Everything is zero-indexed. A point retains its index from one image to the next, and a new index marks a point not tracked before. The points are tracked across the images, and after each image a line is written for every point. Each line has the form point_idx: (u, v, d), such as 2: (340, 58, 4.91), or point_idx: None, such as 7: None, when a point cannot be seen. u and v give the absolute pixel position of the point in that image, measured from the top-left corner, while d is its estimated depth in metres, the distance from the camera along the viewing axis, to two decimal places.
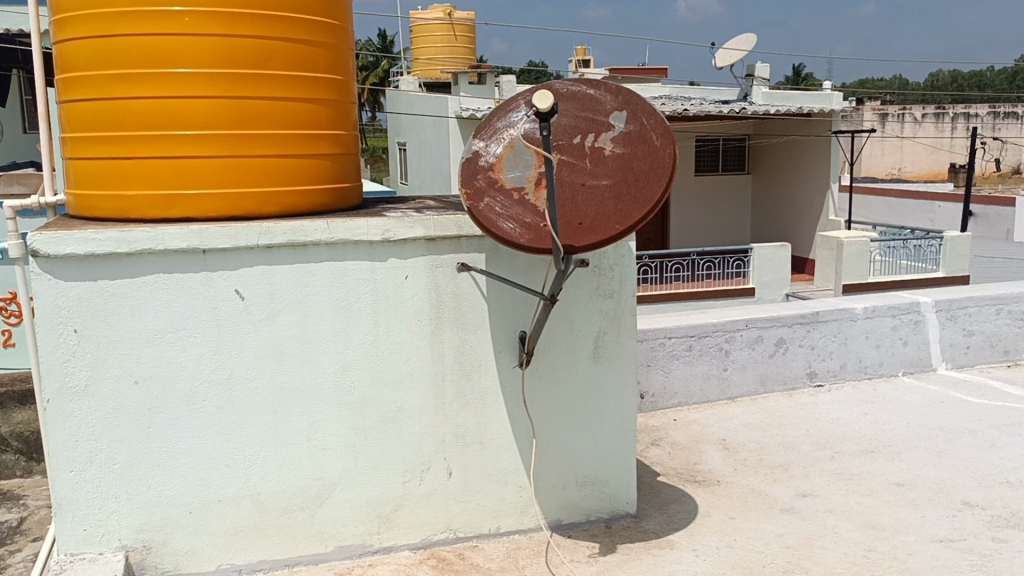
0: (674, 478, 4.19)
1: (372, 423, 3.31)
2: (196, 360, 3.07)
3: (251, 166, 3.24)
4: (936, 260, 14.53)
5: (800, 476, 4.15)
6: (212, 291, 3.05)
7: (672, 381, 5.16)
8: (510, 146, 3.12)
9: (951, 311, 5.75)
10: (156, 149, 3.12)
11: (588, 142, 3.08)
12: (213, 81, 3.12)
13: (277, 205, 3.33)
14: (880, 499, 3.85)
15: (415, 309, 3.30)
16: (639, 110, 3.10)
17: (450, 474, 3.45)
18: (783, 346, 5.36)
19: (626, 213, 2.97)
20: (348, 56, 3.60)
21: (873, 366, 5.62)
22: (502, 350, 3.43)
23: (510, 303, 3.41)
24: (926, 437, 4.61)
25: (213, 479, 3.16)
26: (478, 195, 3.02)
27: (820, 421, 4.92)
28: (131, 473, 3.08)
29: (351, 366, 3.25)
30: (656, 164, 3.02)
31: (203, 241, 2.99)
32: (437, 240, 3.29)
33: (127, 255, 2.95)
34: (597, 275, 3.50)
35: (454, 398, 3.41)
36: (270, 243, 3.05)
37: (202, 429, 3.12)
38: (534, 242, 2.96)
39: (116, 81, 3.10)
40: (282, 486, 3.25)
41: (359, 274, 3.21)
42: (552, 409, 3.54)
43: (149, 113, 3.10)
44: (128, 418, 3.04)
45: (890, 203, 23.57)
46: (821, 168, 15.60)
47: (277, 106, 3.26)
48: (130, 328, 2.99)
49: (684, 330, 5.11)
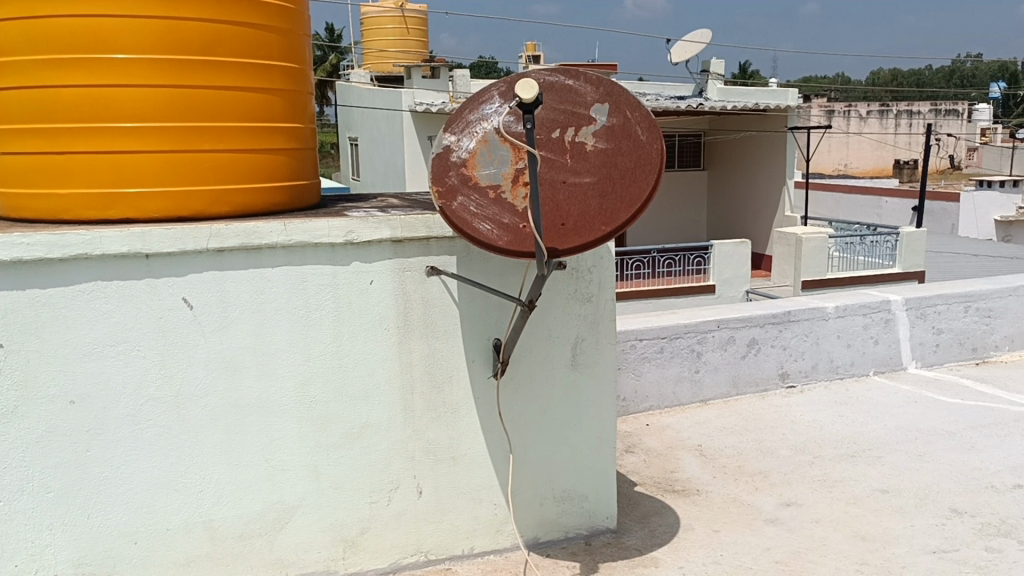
0: (652, 488, 4.01)
1: (335, 441, 3.06)
2: (140, 375, 2.78)
3: (199, 161, 2.95)
4: (892, 255, 14.68)
5: (782, 483, 4.00)
6: (157, 300, 2.77)
7: (643, 385, 4.98)
8: (484, 140, 2.90)
9: (921, 309, 5.67)
10: (92, 143, 2.82)
11: (568, 137, 2.88)
12: (155, 68, 2.83)
13: (228, 204, 3.05)
14: (866, 507, 3.71)
15: (382, 317, 3.05)
16: (623, 102, 2.88)
17: (420, 493, 3.21)
18: (755, 347, 5.22)
19: (612, 213, 2.78)
20: (304, 43, 3.33)
21: (845, 366, 5.52)
22: (475, 360, 3.21)
23: (483, 310, 3.18)
24: (906, 440, 4.50)
25: (161, 506, 2.88)
26: (450, 193, 2.79)
27: (796, 424, 4.79)
28: (68, 502, 2.78)
29: (312, 379, 2.99)
30: (643, 160, 2.82)
31: (146, 245, 2.71)
32: (405, 241, 3.04)
33: (60, 261, 2.65)
34: (575, 279, 3.29)
35: (424, 412, 3.17)
36: (220, 247, 2.79)
37: (148, 451, 2.83)
38: (514, 245, 2.75)
39: (46, 67, 2.79)
40: (237, 511, 2.98)
41: (320, 279, 2.95)
42: (528, 422, 3.33)
43: (85, 103, 2.80)
44: (63, 442, 2.74)
45: (839, 199, 23.84)
46: (777, 164, 15.65)
47: (225, 97, 2.98)
48: (65, 342, 2.69)
49: (656, 331, 4.92)
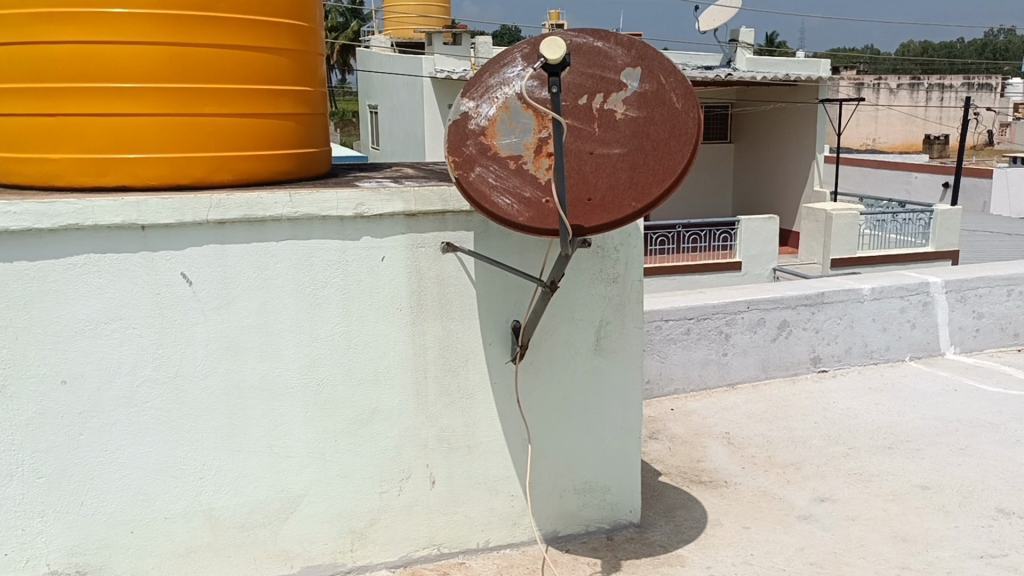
0: (677, 478, 3.81)
1: (344, 427, 2.87)
2: (136, 355, 2.59)
3: (200, 126, 2.74)
4: (925, 234, 14.28)
5: (815, 477, 3.79)
6: (154, 274, 2.57)
7: (668, 367, 4.77)
8: (505, 106, 2.67)
9: (961, 292, 5.40)
10: (86, 104, 2.62)
11: (596, 104, 2.66)
12: (154, 23, 2.61)
13: (231, 172, 2.84)
14: (906, 505, 3.49)
15: (393, 297, 2.85)
16: (656, 66, 2.63)
17: (433, 483, 3.03)
18: (786, 330, 4.98)
19: (644, 187, 2.54)
20: (315, 1, 3.11)
21: (879, 351, 5.27)
22: (492, 343, 3.00)
23: (502, 289, 2.97)
24: (946, 431, 4.27)
25: (158, 493, 2.71)
26: (467, 164, 2.58)
27: (829, 412, 4.56)
28: (59, 488, 2.60)
29: (319, 361, 2.80)
30: (678, 130, 2.58)
31: (141, 216, 2.51)
32: (419, 215, 2.83)
33: (50, 232, 2.45)
34: (600, 258, 3.07)
35: (438, 398, 2.97)
36: (221, 218, 2.59)
37: (144, 436, 2.65)
38: (535, 222, 2.52)
39: (35, 21, 2.59)
40: (239, 500, 2.80)
41: (327, 255, 2.74)
42: (548, 409, 3.13)
43: (78, 61, 2.60)
44: (55, 425, 2.56)
45: (867, 173, 23.32)
46: (806, 137, 15.23)
47: (228, 56, 2.76)
48: (56, 319, 2.50)
49: (683, 312, 4.69)
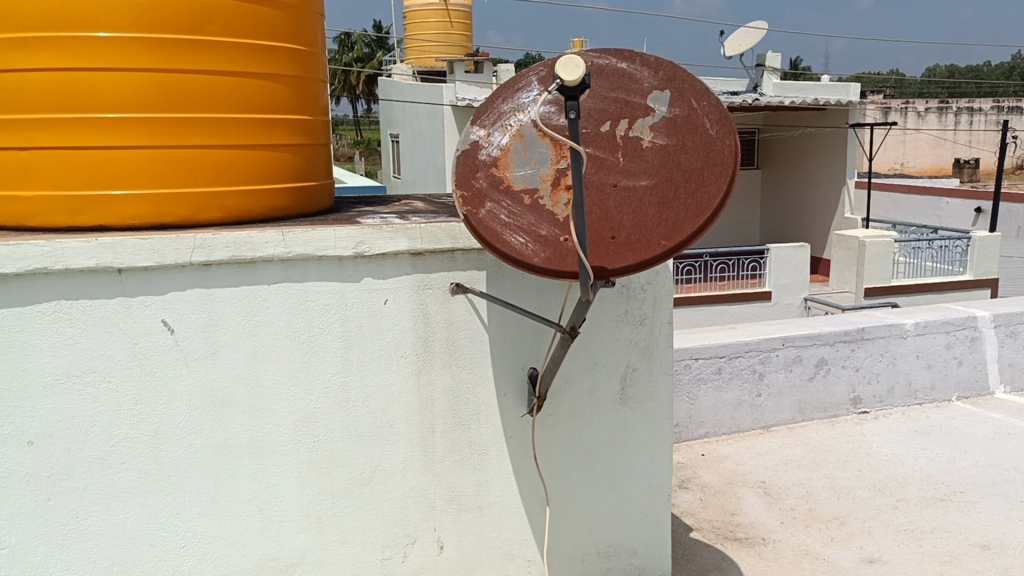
0: (710, 535, 3.50)
1: (341, 488, 2.61)
2: (111, 411, 2.35)
3: (187, 159, 2.51)
4: (964, 261, 13.84)
5: (862, 534, 3.46)
6: (132, 323, 2.33)
7: (698, 410, 4.47)
8: (519, 134, 2.43)
9: (1011, 326, 5.08)
10: (61, 137, 2.40)
11: (620, 131, 2.40)
12: (137, 48, 2.40)
13: (220, 209, 2.61)
14: (965, 568, 3.17)
15: (397, 343, 2.59)
16: (687, 89, 2.38)
17: (442, 547, 2.75)
18: (824, 368, 4.66)
19: (674, 225, 2.29)
20: (315, 22, 2.88)
21: (924, 390, 4.93)
22: (507, 393, 2.73)
23: (518, 334, 2.71)
24: (1003, 481, 3.93)
25: (136, 564, 2.46)
26: (477, 199, 2.33)
27: (873, 458, 4.23)
28: (26, 560, 2.36)
29: (316, 416, 2.54)
30: (712, 161, 2.32)
31: (118, 258, 2.28)
32: (426, 254, 2.58)
33: (15, 277, 2.22)
34: (624, 298, 2.80)
35: (446, 454, 2.71)
36: (206, 260, 2.35)
37: (121, 500, 2.40)
38: (551, 263, 2.27)
39: (9, 47, 2.38)
40: (227, 570, 2.55)
41: (324, 298, 2.49)
42: (568, 465, 2.85)
43: (54, 90, 2.39)
44: (22, 489, 2.32)
45: (897, 199, 22.86)
46: (835, 162, 14.88)
47: (219, 83, 2.54)
48: (22, 373, 2.26)
49: (713, 350, 4.40)
